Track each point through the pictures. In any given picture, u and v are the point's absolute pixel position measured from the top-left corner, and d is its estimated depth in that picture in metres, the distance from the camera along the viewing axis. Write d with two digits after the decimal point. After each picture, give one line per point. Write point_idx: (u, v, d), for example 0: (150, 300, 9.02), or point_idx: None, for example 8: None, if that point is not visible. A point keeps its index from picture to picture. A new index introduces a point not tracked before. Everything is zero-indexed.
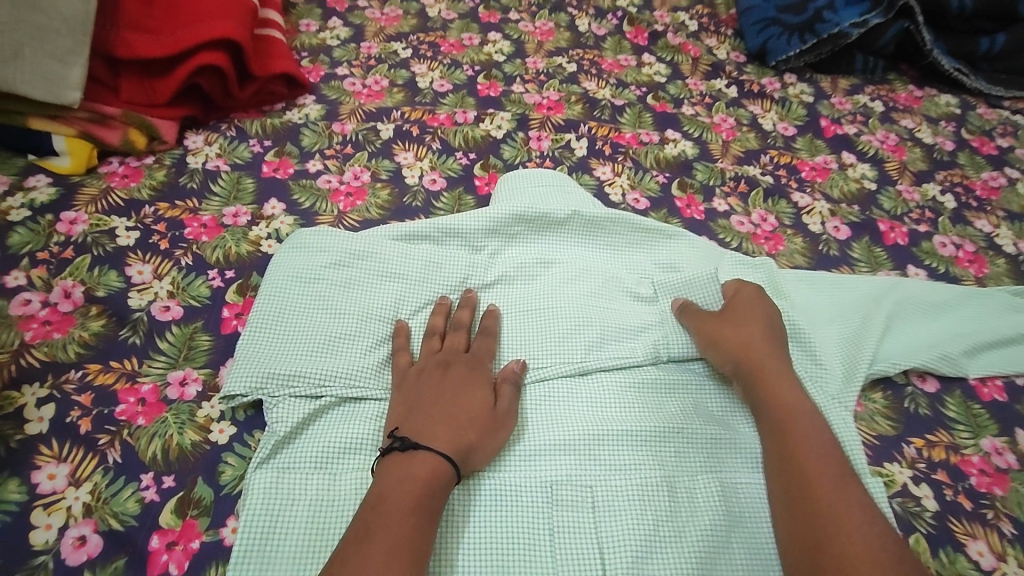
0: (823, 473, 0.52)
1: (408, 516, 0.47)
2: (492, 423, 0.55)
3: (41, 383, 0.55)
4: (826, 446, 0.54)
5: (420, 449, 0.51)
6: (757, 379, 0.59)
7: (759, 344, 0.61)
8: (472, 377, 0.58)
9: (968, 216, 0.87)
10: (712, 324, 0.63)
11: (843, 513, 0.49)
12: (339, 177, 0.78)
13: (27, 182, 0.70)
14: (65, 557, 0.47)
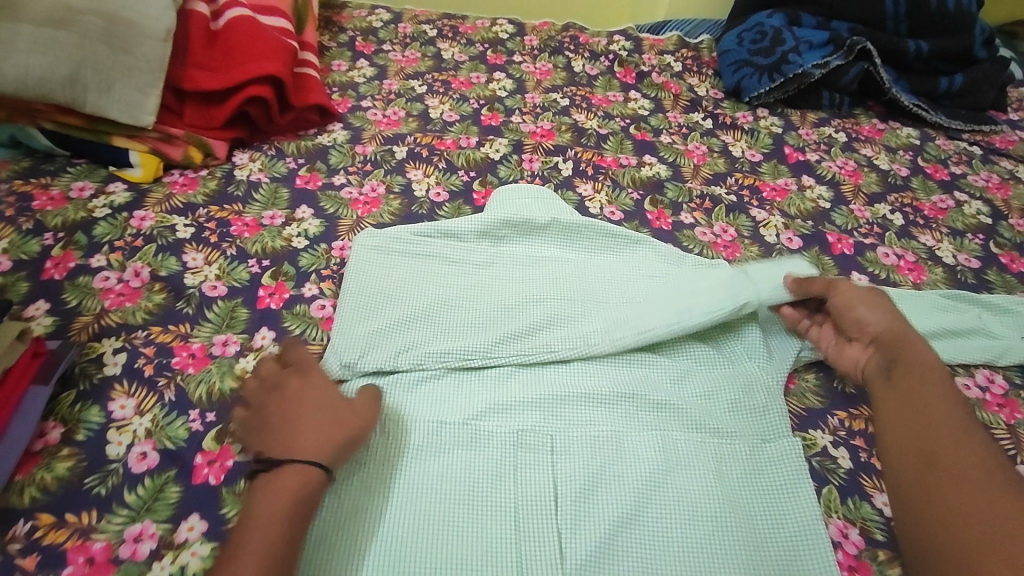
0: (939, 416, 0.62)
1: (280, 527, 0.52)
2: (344, 424, 0.60)
3: (116, 338, 0.70)
4: (947, 397, 0.63)
5: (285, 465, 0.56)
6: (897, 341, 0.70)
7: (900, 319, 0.72)
8: (312, 388, 0.63)
9: (914, 232, 0.98)
10: (860, 295, 0.74)
11: (953, 447, 0.59)
12: (359, 189, 0.93)
13: (108, 187, 0.87)
14: (131, 465, 0.61)
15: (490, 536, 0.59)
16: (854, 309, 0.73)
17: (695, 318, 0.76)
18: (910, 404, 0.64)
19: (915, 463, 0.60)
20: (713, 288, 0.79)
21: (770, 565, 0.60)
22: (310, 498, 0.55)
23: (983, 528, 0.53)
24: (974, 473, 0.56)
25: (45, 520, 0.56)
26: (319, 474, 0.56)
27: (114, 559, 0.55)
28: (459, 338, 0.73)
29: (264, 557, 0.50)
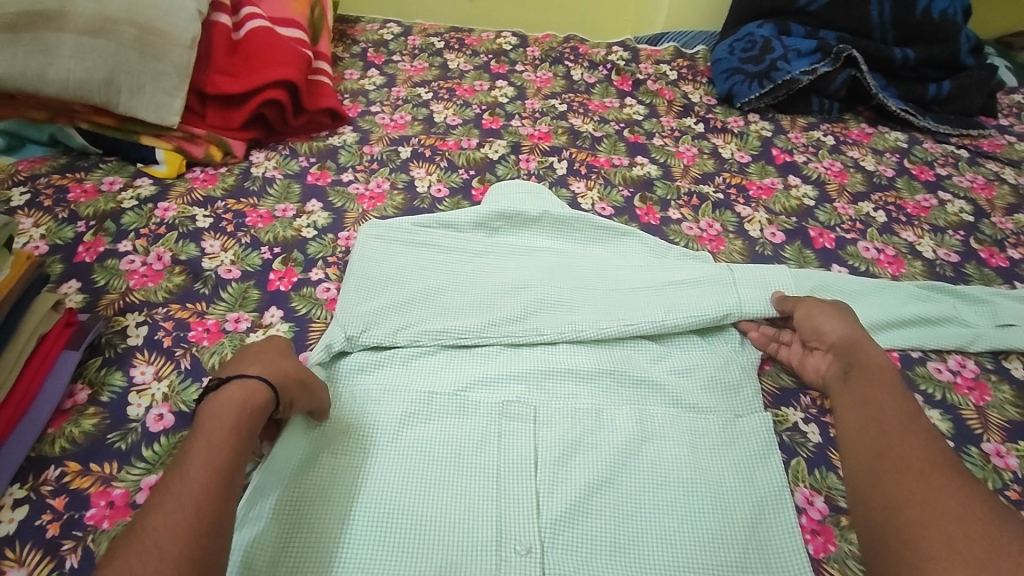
0: (892, 415, 0.65)
1: (228, 437, 0.55)
2: (292, 367, 0.64)
3: (138, 313, 0.77)
4: (900, 398, 0.66)
5: (231, 382, 0.59)
6: (852, 351, 0.73)
7: (857, 327, 0.76)
8: (269, 345, 0.68)
9: (896, 228, 1.01)
10: (820, 306, 0.78)
11: (905, 440, 0.61)
12: (365, 186, 1.00)
13: (136, 182, 0.95)
14: (149, 424, 0.67)
15: (472, 495, 0.64)
16: (813, 320, 0.77)
17: (678, 319, 0.79)
18: (866, 408, 0.67)
19: (869, 457, 0.62)
20: (701, 293, 0.83)
21: (736, 525, 0.63)
22: (253, 414, 0.58)
23: (934, 505, 0.54)
24: (921, 460, 0.59)
25: (72, 468, 0.62)
26: (261, 394, 0.59)
27: (132, 504, 0.60)
28: (455, 319, 0.78)
29: (211, 465, 0.52)
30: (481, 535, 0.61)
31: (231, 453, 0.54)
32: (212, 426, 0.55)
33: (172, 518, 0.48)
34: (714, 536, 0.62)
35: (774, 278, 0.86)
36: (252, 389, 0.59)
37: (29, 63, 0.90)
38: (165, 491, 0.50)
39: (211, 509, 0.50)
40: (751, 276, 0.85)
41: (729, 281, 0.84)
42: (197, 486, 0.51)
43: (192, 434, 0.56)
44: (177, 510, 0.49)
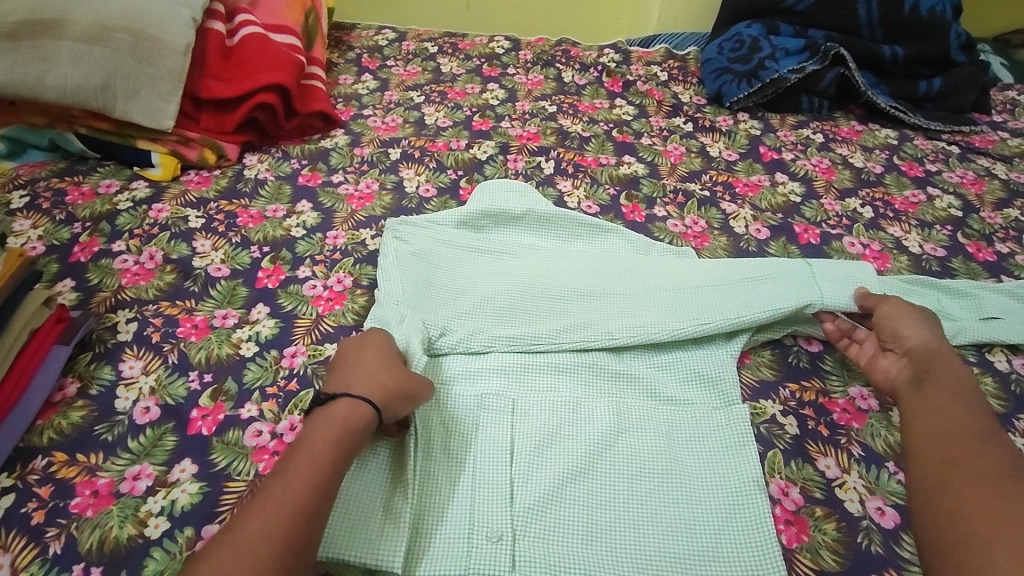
0: (958, 424, 0.62)
1: (329, 450, 0.57)
2: (396, 378, 0.65)
3: (129, 310, 0.80)
4: (969, 409, 0.63)
5: (341, 397, 0.62)
6: (928, 358, 0.70)
7: (937, 335, 0.73)
8: (380, 348, 0.69)
9: (882, 223, 1.01)
10: (904, 310, 0.76)
11: (973, 450, 0.59)
12: (355, 186, 1.02)
13: (132, 185, 0.98)
14: (136, 416, 0.69)
15: (448, 486, 0.64)
16: (896, 323, 0.75)
17: (755, 313, 0.79)
18: (932, 413, 0.64)
19: (930, 462, 0.60)
20: (778, 288, 0.83)
21: (711, 514, 0.63)
22: (355, 433, 0.59)
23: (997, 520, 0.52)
24: (992, 469, 0.56)
25: (59, 458, 0.64)
26: (363, 414, 0.61)
27: (115, 493, 0.62)
28: (522, 326, 0.78)
29: (309, 475, 0.54)
30: (454, 526, 0.62)
31: (329, 466, 0.55)
32: (318, 438, 0.57)
33: (266, 528, 0.50)
34: (688, 524, 0.63)
35: (856, 278, 0.85)
36: (355, 407, 0.61)
37: (29, 70, 0.94)
38: (265, 498, 0.52)
39: (302, 518, 0.51)
40: (831, 275, 0.85)
41: (809, 276, 0.85)
42: (296, 499, 0.52)
43: (297, 441, 0.58)
44: (273, 521, 0.50)
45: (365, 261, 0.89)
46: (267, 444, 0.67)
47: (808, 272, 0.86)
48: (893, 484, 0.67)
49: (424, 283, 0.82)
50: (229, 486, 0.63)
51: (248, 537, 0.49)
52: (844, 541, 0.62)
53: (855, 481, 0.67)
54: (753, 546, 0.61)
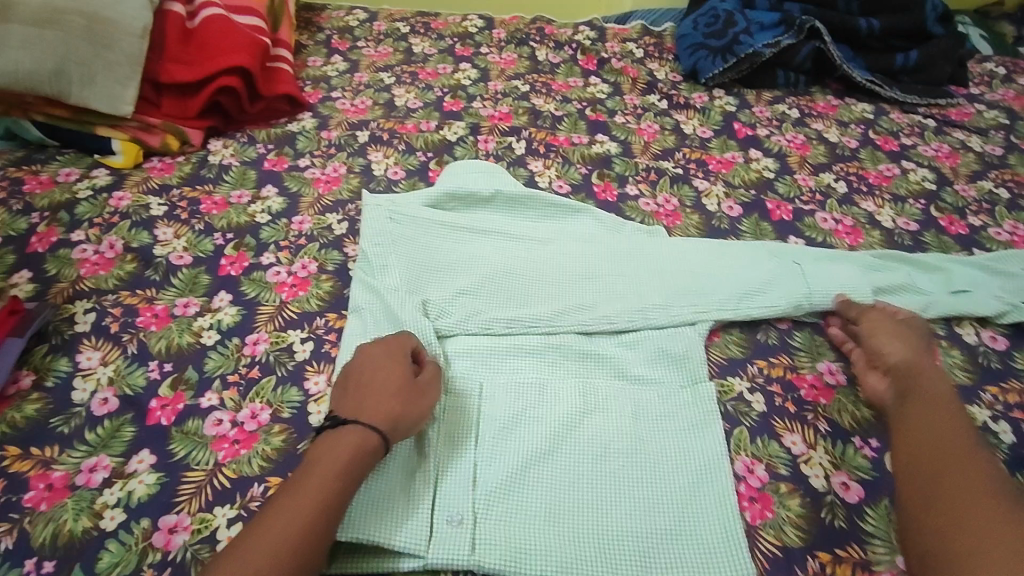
0: (948, 431, 0.62)
1: (338, 473, 0.56)
2: (407, 397, 0.63)
3: (88, 300, 0.78)
4: (956, 415, 0.63)
5: (348, 424, 0.59)
6: (910, 373, 0.69)
7: (918, 344, 0.73)
8: (392, 356, 0.66)
9: (856, 198, 1.01)
10: (888, 327, 0.74)
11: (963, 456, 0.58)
12: (322, 170, 1.00)
13: (92, 173, 0.96)
14: (94, 408, 0.68)
15: (413, 469, 0.63)
16: (878, 339, 0.73)
17: (753, 306, 0.80)
18: (921, 418, 0.64)
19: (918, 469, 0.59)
20: (776, 274, 0.83)
21: (675, 495, 0.63)
22: (365, 460, 0.58)
23: (991, 526, 0.52)
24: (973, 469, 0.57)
25: (12, 451, 0.63)
26: (370, 443, 0.58)
27: (70, 486, 0.61)
28: (516, 310, 0.79)
29: (319, 494, 0.54)
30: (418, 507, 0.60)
31: (339, 487, 0.55)
32: (328, 460, 0.56)
33: (272, 544, 0.50)
34: (652, 504, 0.62)
35: (848, 264, 0.86)
36: (365, 430, 0.59)
37: None
38: (275, 511, 0.52)
39: (307, 537, 0.51)
40: (824, 263, 0.86)
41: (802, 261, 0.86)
42: (303, 519, 0.52)
43: (307, 462, 0.57)
44: (280, 537, 0.50)
45: (331, 246, 0.88)
46: (227, 432, 0.67)
47: (801, 257, 0.87)
48: (858, 459, 0.67)
49: (396, 266, 0.81)
50: (187, 476, 0.63)
51: (252, 555, 0.49)
52: (807, 517, 0.62)
53: (821, 456, 0.67)
54: (714, 524, 0.61)
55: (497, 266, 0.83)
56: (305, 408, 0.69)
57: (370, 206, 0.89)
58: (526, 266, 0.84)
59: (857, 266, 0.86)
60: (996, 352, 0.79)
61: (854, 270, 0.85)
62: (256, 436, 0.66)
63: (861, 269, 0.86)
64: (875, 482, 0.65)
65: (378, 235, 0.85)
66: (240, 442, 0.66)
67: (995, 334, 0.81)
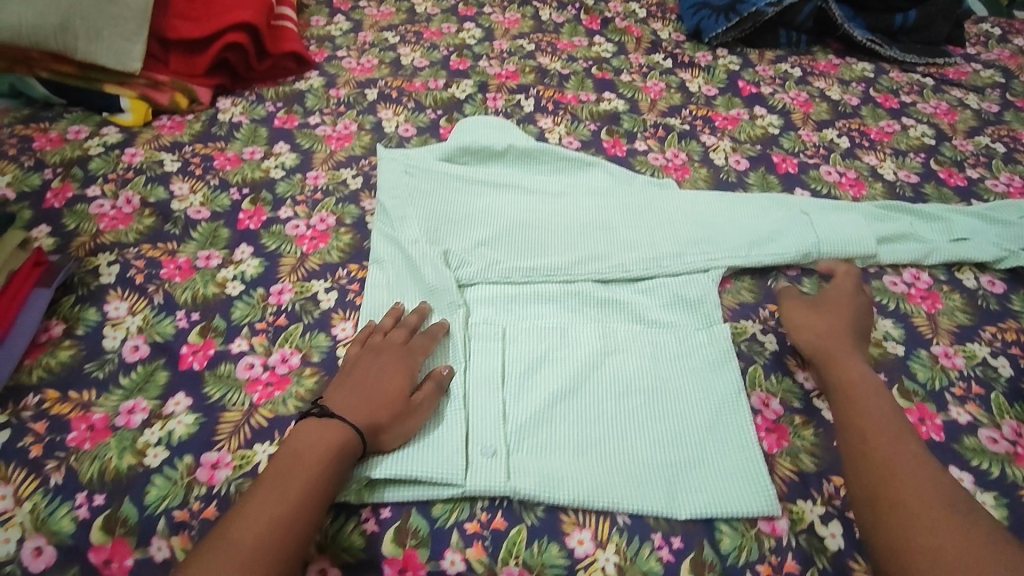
0: (883, 425, 0.61)
1: (321, 470, 0.55)
2: (397, 409, 0.62)
3: (110, 253, 0.79)
4: (876, 398, 0.64)
5: (336, 419, 0.59)
6: (829, 360, 0.68)
7: (832, 316, 0.73)
8: (397, 360, 0.66)
9: (858, 153, 1.03)
10: (802, 318, 0.73)
11: (904, 450, 0.59)
12: (333, 128, 1.00)
13: (102, 130, 0.95)
14: (126, 355, 0.69)
15: (443, 408, 0.65)
16: (799, 331, 0.72)
17: (763, 252, 0.82)
18: (853, 415, 0.63)
19: (868, 481, 0.57)
20: (785, 225, 0.85)
21: (695, 427, 0.66)
22: (346, 458, 0.57)
23: (951, 526, 0.53)
24: (918, 463, 0.58)
25: (51, 395, 0.65)
26: (349, 444, 0.58)
27: (111, 427, 0.63)
28: (535, 260, 0.81)
29: (300, 492, 0.54)
30: (451, 441, 0.63)
31: (323, 483, 0.55)
32: (312, 456, 0.56)
33: (252, 547, 0.50)
34: (673, 436, 0.65)
35: (855, 214, 0.88)
36: (351, 431, 0.58)
37: None
38: (254, 509, 0.52)
39: (285, 535, 0.52)
40: (831, 213, 0.88)
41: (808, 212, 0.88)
42: (282, 515, 0.52)
43: (290, 454, 0.57)
44: (257, 534, 0.51)
45: (348, 200, 0.88)
46: (260, 376, 0.68)
47: (808, 208, 0.89)
48: None
49: (415, 218, 0.82)
50: (225, 415, 0.65)
51: (227, 552, 0.50)
52: (821, 445, 0.65)
53: None
54: (734, 450, 0.64)
55: (512, 218, 0.85)
56: (334, 351, 0.71)
57: (385, 161, 0.90)
58: (541, 217, 0.86)
59: (863, 216, 0.88)
60: (995, 295, 0.82)
61: (861, 219, 0.87)
62: (289, 379, 0.68)
63: (867, 219, 0.88)
64: None
65: (394, 189, 0.86)
66: (273, 384, 0.68)
67: (994, 279, 0.84)
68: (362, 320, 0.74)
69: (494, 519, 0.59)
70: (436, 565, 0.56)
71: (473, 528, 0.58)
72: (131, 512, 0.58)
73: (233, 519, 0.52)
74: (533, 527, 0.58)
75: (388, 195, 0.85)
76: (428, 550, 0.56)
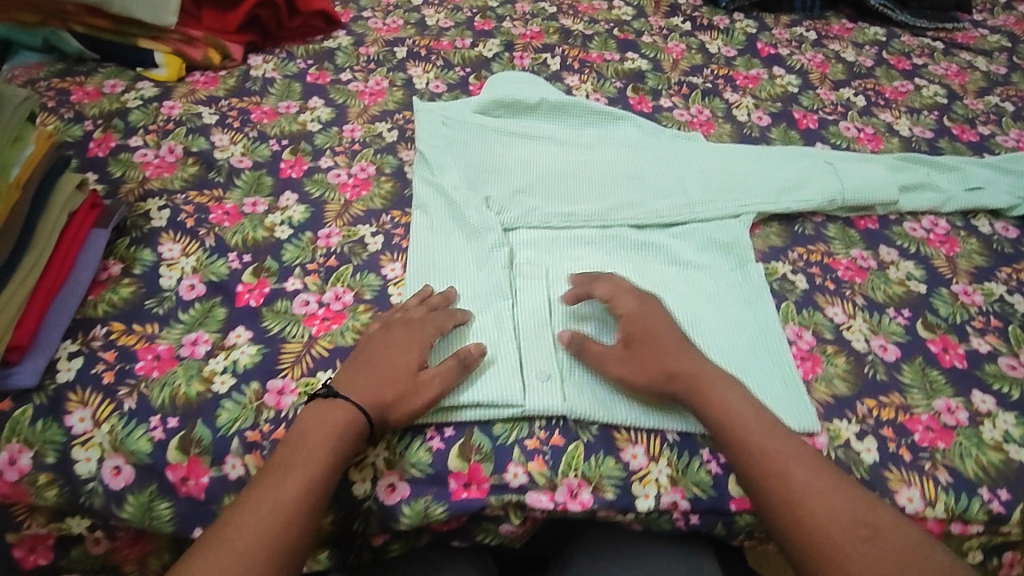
0: (769, 441, 0.57)
1: (323, 456, 0.55)
2: (403, 386, 0.60)
3: (159, 199, 0.80)
4: (750, 413, 0.59)
5: (340, 398, 0.59)
6: (694, 387, 0.61)
7: (657, 313, 0.66)
8: (409, 338, 0.64)
9: (875, 110, 1.06)
10: (642, 341, 0.64)
11: (799, 464, 0.56)
12: (365, 84, 1.02)
13: (138, 85, 0.96)
14: (183, 293, 0.71)
15: (496, 340, 0.68)
16: (645, 363, 0.62)
17: (790, 200, 0.85)
18: (739, 445, 0.58)
19: (786, 520, 0.54)
20: (809, 175, 0.88)
21: (730, 357, 0.70)
22: (353, 440, 0.57)
23: (873, 543, 0.52)
24: (817, 475, 0.55)
25: (117, 327, 0.67)
26: (354, 425, 0.57)
27: (176, 357, 0.65)
28: (573, 205, 0.83)
29: (303, 480, 0.54)
30: (506, 369, 0.65)
31: (327, 470, 0.55)
32: (314, 441, 0.56)
33: (257, 541, 0.50)
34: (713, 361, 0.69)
35: (875, 165, 0.92)
36: (354, 410, 0.58)
37: None
38: (260, 496, 0.53)
39: (290, 524, 0.52)
40: (853, 164, 0.91)
41: (830, 163, 0.91)
42: (287, 503, 0.52)
43: (294, 440, 0.57)
44: (263, 523, 0.51)
45: (385, 151, 0.90)
46: (317, 311, 0.71)
47: (830, 160, 0.92)
48: (893, 326, 0.74)
49: (456, 166, 0.85)
50: (286, 346, 0.67)
51: (234, 542, 0.50)
52: (852, 371, 0.69)
53: (861, 324, 0.74)
54: (773, 376, 0.68)
55: (548, 168, 0.87)
56: (386, 290, 0.74)
57: (422, 113, 0.92)
58: (576, 167, 0.88)
59: (884, 167, 0.91)
60: (1009, 240, 0.86)
61: (882, 169, 0.90)
62: (344, 313, 0.71)
63: (887, 169, 0.91)
64: (909, 344, 0.73)
65: (433, 140, 0.88)
66: (330, 318, 0.70)
67: (1007, 225, 0.88)
68: (409, 261, 0.76)
69: (553, 437, 0.62)
70: (500, 478, 0.60)
71: (534, 445, 0.62)
72: (204, 434, 0.61)
73: (237, 508, 0.52)
74: (589, 444, 0.62)
75: (427, 146, 0.88)
76: (492, 465, 0.61)
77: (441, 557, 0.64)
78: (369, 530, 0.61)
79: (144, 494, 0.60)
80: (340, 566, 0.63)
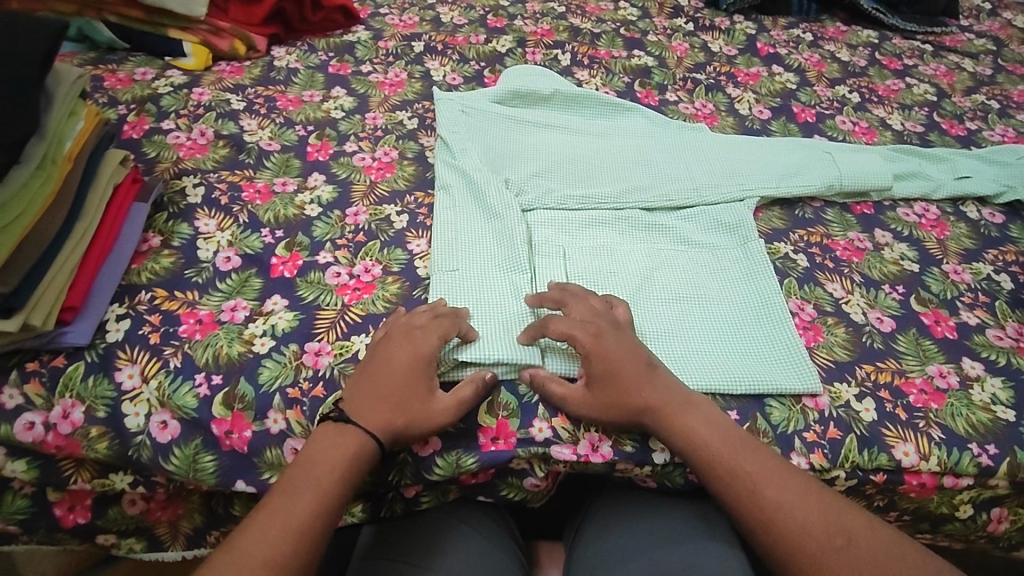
0: (738, 459, 0.60)
1: (331, 481, 0.57)
2: (410, 409, 0.61)
3: (193, 177, 0.84)
4: (715, 436, 0.61)
5: (351, 424, 0.60)
6: (661, 418, 0.62)
7: (613, 344, 0.65)
8: (414, 355, 0.63)
9: (869, 106, 1.12)
10: (600, 378, 0.63)
11: (770, 483, 0.58)
12: (385, 75, 1.06)
13: (167, 73, 1.00)
14: (220, 265, 0.75)
15: (518, 310, 0.72)
16: (609, 403, 0.63)
17: (791, 186, 0.90)
18: (709, 471, 0.60)
19: (765, 536, 0.57)
20: (808, 164, 0.93)
21: (736, 327, 0.74)
22: (361, 466, 0.59)
23: (847, 550, 0.55)
24: (788, 487, 0.58)
25: (160, 293, 0.71)
26: (367, 449, 0.59)
27: (217, 321, 0.69)
28: (587, 188, 0.88)
29: (311, 503, 0.55)
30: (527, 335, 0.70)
31: (336, 492, 0.57)
32: (324, 466, 0.57)
33: (267, 560, 0.51)
34: (720, 331, 0.74)
35: (871, 155, 0.97)
36: (366, 438, 0.59)
37: None
38: (269, 517, 0.54)
39: (297, 547, 0.53)
40: (850, 154, 0.96)
41: (827, 153, 0.96)
42: (296, 526, 0.54)
43: (303, 463, 0.58)
44: (273, 547, 0.52)
45: (407, 137, 0.95)
46: (348, 282, 0.75)
47: (828, 150, 0.97)
48: (889, 300, 0.79)
49: (476, 151, 0.89)
50: (321, 313, 0.71)
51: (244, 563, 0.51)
52: (851, 340, 0.74)
53: (858, 299, 0.79)
54: (776, 344, 0.72)
55: (563, 154, 0.92)
56: (412, 263, 0.78)
57: (442, 102, 0.97)
58: (589, 154, 0.93)
59: (879, 157, 0.97)
60: (996, 224, 0.92)
61: (877, 160, 0.95)
62: (374, 285, 0.75)
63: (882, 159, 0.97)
64: (904, 317, 0.77)
65: (453, 128, 0.93)
66: (360, 288, 0.74)
67: (994, 212, 0.94)
68: (433, 237, 0.80)
69: None
70: (527, 432, 0.64)
71: None
72: (247, 391, 0.64)
73: (246, 528, 0.53)
74: None
75: (447, 133, 0.92)
76: (518, 420, 0.65)
77: (466, 509, 0.69)
78: (403, 481, 0.64)
79: (189, 447, 0.63)
80: (372, 518, 0.66)
